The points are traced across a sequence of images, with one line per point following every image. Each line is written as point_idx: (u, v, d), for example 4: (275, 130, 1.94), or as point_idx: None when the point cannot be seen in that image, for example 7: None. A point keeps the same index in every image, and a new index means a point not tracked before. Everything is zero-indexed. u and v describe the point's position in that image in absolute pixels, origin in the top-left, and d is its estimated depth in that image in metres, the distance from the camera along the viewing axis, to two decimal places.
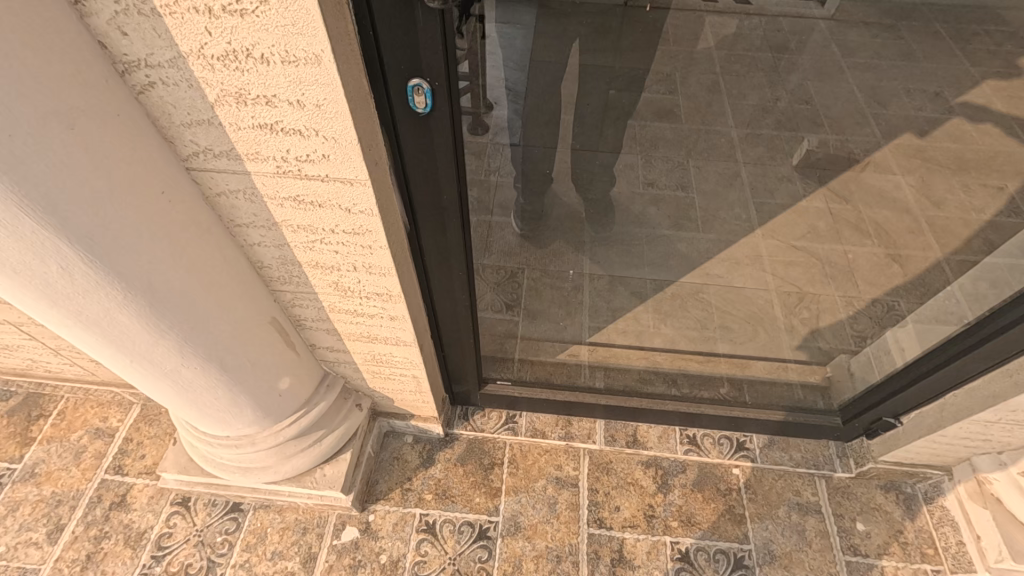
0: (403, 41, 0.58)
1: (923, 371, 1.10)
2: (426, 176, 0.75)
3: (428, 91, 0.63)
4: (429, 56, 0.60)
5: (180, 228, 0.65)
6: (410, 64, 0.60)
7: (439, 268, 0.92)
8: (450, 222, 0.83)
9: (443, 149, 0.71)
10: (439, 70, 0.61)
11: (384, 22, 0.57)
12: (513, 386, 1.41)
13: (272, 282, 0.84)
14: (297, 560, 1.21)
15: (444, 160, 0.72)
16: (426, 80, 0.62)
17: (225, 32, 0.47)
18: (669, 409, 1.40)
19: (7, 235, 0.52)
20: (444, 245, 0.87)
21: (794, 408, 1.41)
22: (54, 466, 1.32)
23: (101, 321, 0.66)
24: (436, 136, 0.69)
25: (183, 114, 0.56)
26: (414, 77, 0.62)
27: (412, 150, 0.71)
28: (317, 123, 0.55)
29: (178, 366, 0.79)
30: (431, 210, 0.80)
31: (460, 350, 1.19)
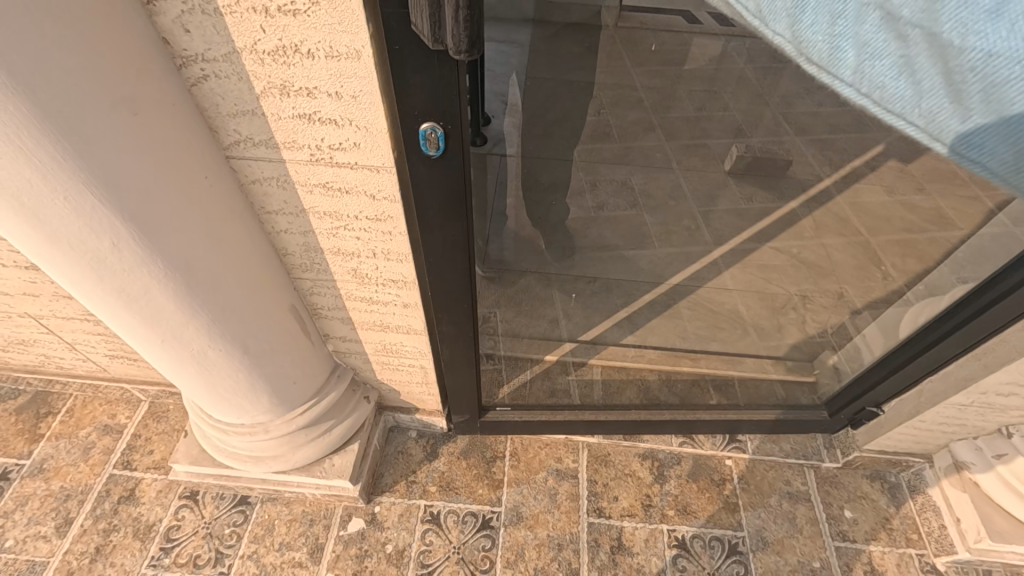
0: (419, 87, 0.57)
1: (897, 359, 1.17)
2: (436, 218, 0.75)
3: (442, 134, 0.62)
4: (445, 103, 0.59)
5: (218, 212, 0.71)
6: (425, 109, 0.60)
7: (445, 304, 0.93)
8: (458, 260, 0.83)
9: (453, 190, 0.71)
10: (453, 116, 0.61)
11: (405, 68, 0.56)
12: (512, 411, 1.38)
13: (294, 270, 0.89)
14: (304, 551, 1.23)
15: (454, 201, 0.72)
16: (439, 125, 0.61)
17: (278, 30, 0.53)
18: (666, 419, 1.39)
19: (69, 212, 0.57)
20: (450, 283, 0.87)
21: (787, 406, 1.45)
22: (62, 462, 1.34)
23: (141, 299, 0.71)
24: (446, 178, 0.69)
25: (229, 105, 0.62)
26: (426, 122, 0.61)
27: (421, 192, 0.70)
28: (351, 113, 0.61)
29: (204, 348, 0.83)
30: (440, 250, 0.81)
31: (461, 381, 1.17)
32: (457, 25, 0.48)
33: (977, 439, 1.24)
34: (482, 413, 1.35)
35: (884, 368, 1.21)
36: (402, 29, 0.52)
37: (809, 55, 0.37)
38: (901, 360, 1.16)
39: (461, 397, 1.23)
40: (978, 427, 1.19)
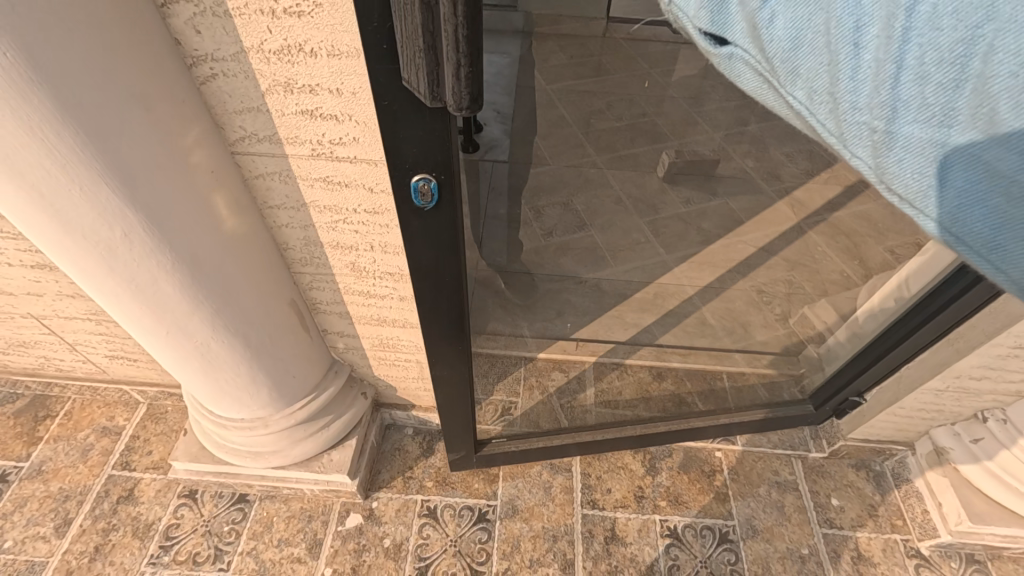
0: (412, 139, 0.59)
1: (875, 350, 1.22)
2: (428, 265, 0.77)
3: (434, 185, 0.64)
4: (439, 155, 0.61)
5: (222, 205, 0.74)
6: (420, 159, 0.62)
7: (436, 346, 0.94)
8: (449, 304, 0.85)
9: (445, 239, 0.73)
10: (445, 168, 0.63)
11: (402, 120, 0.57)
12: (509, 441, 1.35)
13: (294, 265, 0.93)
14: (303, 547, 1.25)
15: (445, 251, 0.74)
16: (432, 176, 0.63)
17: (284, 30, 0.58)
18: (660, 429, 1.39)
19: (84, 203, 0.61)
20: (442, 326, 0.89)
21: (774, 404, 1.48)
22: (61, 463, 1.35)
23: (148, 290, 0.74)
24: (437, 225, 0.71)
25: (236, 103, 0.66)
26: (418, 174, 0.63)
27: (412, 240, 0.72)
28: (351, 109, 0.65)
29: (207, 339, 0.86)
30: (432, 294, 0.82)
31: (456, 421, 1.17)
32: (459, 82, 0.46)
33: (955, 425, 1.29)
34: (478, 448, 1.32)
35: (863, 360, 1.26)
36: (389, 85, 0.54)
37: (892, 185, 0.34)
38: (878, 351, 1.21)
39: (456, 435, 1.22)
40: (955, 413, 1.24)
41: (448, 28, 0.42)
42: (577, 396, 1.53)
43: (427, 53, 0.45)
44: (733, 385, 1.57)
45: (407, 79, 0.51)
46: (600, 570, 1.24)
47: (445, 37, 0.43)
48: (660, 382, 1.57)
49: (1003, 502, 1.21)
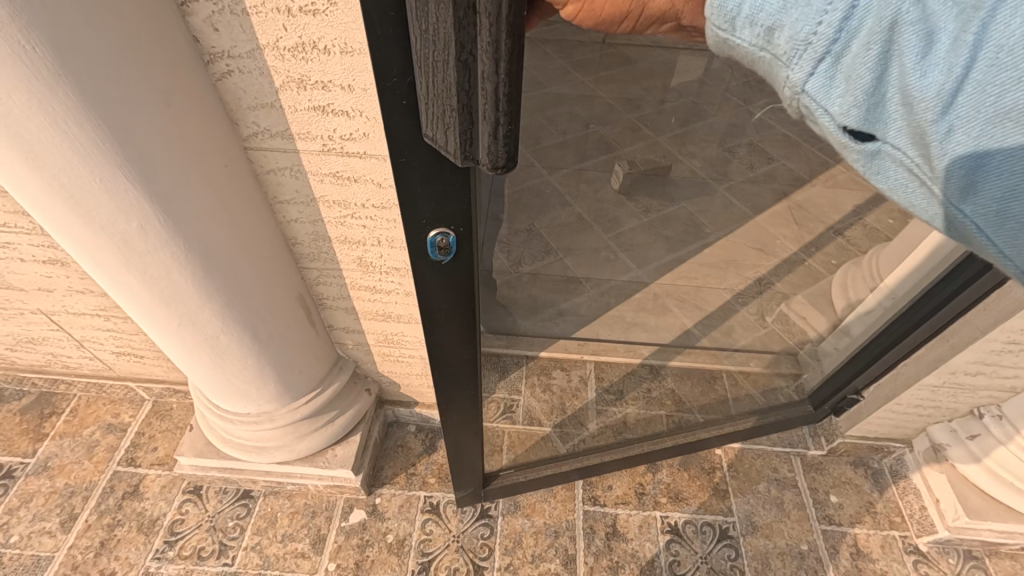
0: (426, 196, 0.56)
1: (873, 349, 1.24)
2: (443, 315, 0.74)
3: (453, 238, 0.61)
4: (456, 210, 0.58)
5: (235, 200, 0.76)
6: (436, 216, 0.59)
7: (451, 390, 0.92)
8: (464, 349, 0.82)
9: (462, 288, 0.70)
10: (462, 222, 0.60)
11: (418, 177, 0.54)
12: (517, 471, 1.31)
13: (302, 260, 0.94)
14: (307, 542, 1.26)
15: (462, 299, 0.72)
16: (451, 230, 0.60)
17: (299, 28, 0.60)
18: (667, 445, 1.38)
19: (103, 195, 0.63)
20: (457, 371, 0.87)
21: (758, 411, 1.47)
22: (66, 460, 1.36)
23: (161, 282, 0.76)
24: (453, 276, 0.68)
25: (250, 99, 0.68)
26: (435, 230, 0.60)
27: (429, 292, 0.70)
28: (362, 105, 0.67)
29: (217, 332, 0.88)
30: (448, 342, 0.80)
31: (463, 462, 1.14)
32: (497, 141, 0.43)
33: (952, 422, 1.30)
34: (486, 483, 1.27)
35: (861, 359, 1.28)
36: (412, 142, 0.50)
37: None
38: (877, 350, 1.23)
39: (465, 473, 1.18)
40: (952, 410, 1.26)
41: (488, 86, 0.40)
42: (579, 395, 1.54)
43: (462, 113, 0.43)
44: (732, 384, 1.59)
45: (432, 138, 0.48)
46: (602, 565, 1.25)
47: (484, 95, 0.40)
48: (660, 380, 1.58)
49: (1000, 498, 1.22)
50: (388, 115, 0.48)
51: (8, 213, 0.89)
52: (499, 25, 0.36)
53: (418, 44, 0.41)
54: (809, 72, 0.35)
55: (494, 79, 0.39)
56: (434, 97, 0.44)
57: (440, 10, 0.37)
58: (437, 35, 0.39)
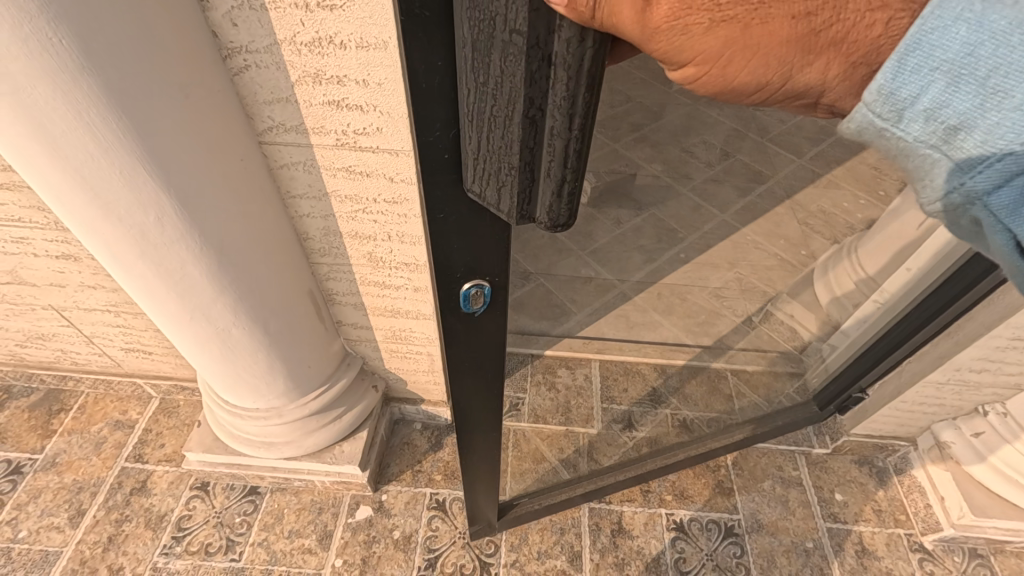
0: (464, 250, 0.55)
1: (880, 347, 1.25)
2: (471, 363, 0.73)
3: (487, 289, 0.61)
4: (491, 263, 0.58)
5: (250, 194, 0.77)
6: (471, 270, 0.58)
7: (474, 432, 0.90)
8: (490, 392, 0.82)
9: (491, 336, 0.70)
10: (497, 273, 0.59)
11: (456, 232, 0.54)
12: (530, 500, 1.29)
13: (313, 255, 0.95)
14: (314, 538, 1.26)
15: (489, 346, 0.72)
16: (487, 281, 0.60)
17: (316, 23, 0.61)
18: (681, 458, 1.37)
19: (123, 187, 0.64)
20: (482, 412, 0.86)
21: (757, 419, 1.46)
22: (75, 456, 1.37)
23: (176, 275, 0.77)
24: (482, 325, 0.67)
25: (267, 93, 0.69)
26: (470, 282, 0.59)
27: (459, 343, 0.69)
28: (376, 99, 0.69)
29: (229, 326, 0.89)
30: (473, 387, 0.79)
31: (480, 498, 1.12)
32: (558, 197, 0.44)
33: (956, 419, 1.30)
34: (501, 514, 1.25)
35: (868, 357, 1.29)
36: (451, 196, 0.50)
37: None
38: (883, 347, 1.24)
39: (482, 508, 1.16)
40: (956, 407, 1.26)
41: (557, 142, 0.40)
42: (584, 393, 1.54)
43: (523, 171, 0.42)
44: (737, 383, 1.59)
45: (479, 194, 0.47)
46: (607, 562, 1.25)
47: (551, 151, 0.40)
48: (665, 379, 1.58)
49: (1005, 495, 1.22)
50: (432, 171, 0.48)
51: (24, 208, 0.90)
52: (579, 77, 0.36)
53: (474, 100, 0.41)
54: (994, 185, 0.29)
55: (565, 133, 0.39)
56: (487, 155, 0.43)
57: (510, 65, 0.36)
58: (501, 91, 0.38)
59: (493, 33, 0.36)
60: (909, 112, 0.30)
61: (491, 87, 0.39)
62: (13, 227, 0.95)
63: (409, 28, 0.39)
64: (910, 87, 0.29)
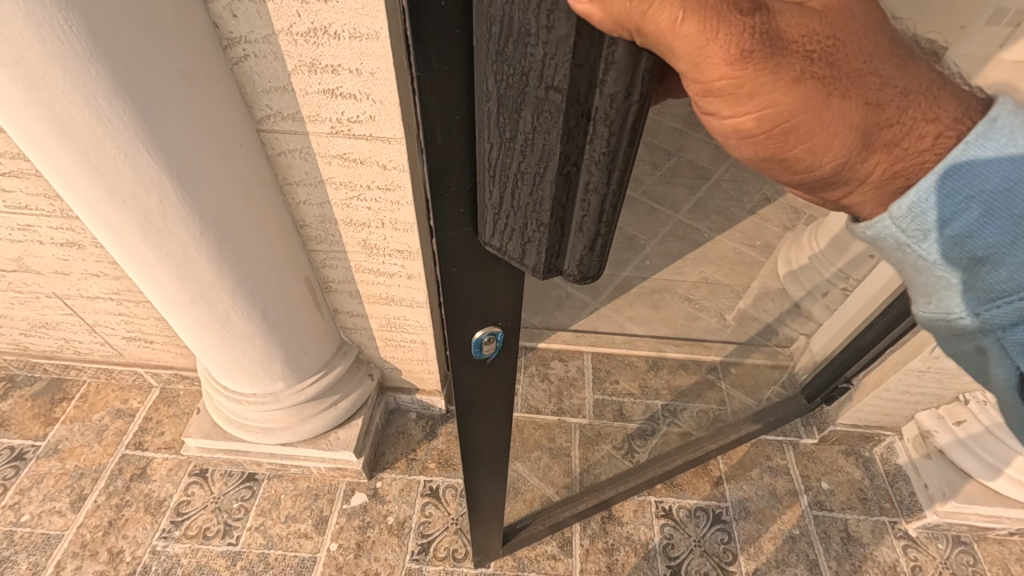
0: (476, 299, 0.57)
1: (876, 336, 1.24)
2: (482, 400, 0.75)
3: (499, 334, 0.64)
4: (501, 309, 0.61)
5: (249, 181, 0.80)
6: (484, 317, 0.60)
7: (486, 469, 0.92)
8: (501, 427, 0.84)
9: (499, 376, 0.73)
10: (508, 317, 0.63)
11: (468, 284, 0.55)
12: (535, 521, 1.27)
13: (309, 242, 0.99)
14: (309, 523, 1.29)
15: (497, 385, 0.74)
16: (499, 325, 0.63)
17: (311, 14, 0.64)
18: (678, 464, 1.37)
19: (129, 170, 0.67)
20: (492, 447, 0.88)
21: (755, 416, 1.49)
22: (77, 443, 1.40)
23: (178, 258, 0.80)
24: (491, 368, 0.70)
25: (265, 82, 0.73)
26: (483, 330, 0.62)
27: (470, 385, 0.71)
28: (369, 88, 0.72)
29: (228, 310, 0.92)
30: (485, 423, 0.81)
31: (487, 533, 1.13)
32: (591, 251, 0.44)
33: (939, 408, 1.32)
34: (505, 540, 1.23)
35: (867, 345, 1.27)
36: (463, 249, 0.51)
37: None
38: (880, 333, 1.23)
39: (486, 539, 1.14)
40: (937, 396, 1.28)
41: (593, 197, 0.40)
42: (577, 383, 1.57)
43: (553, 227, 0.43)
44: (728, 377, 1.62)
45: (500, 248, 0.48)
46: (597, 547, 1.28)
47: (584, 206, 0.41)
48: (656, 371, 1.61)
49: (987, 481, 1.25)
50: (447, 224, 0.48)
51: (31, 195, 0.94)
52: (621, 132, 0.36)
53: (497, 153, 0.41)
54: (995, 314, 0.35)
55: (602, 187, 0.39)
56: (515, 210, 0.43)
57: (546, 122, 0.36)
58: (534, 145, 0.38)
59: (524, 90, 0.36)
60: (933, 235, 0.36)
61: (519, 144, 0.39)
62: (20, 214, 0.98)
63: (428, 89, 0.39)
64: (944, 212, 0.35)
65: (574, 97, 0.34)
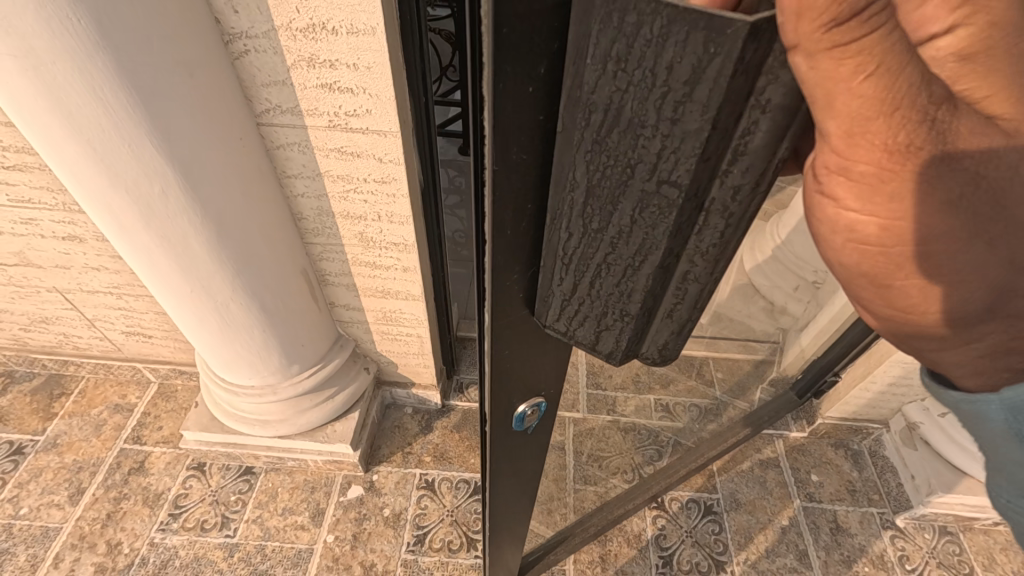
0: (524, 376, 0.53)
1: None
2: (514, 470, 0.70)
3: (542, 405, 0.60)
4: (546, 383, 0.56)
5: (248, 173, 0.83)
6: (530, 392, 0.56)
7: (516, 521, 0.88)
8: (530, 485, 0.80)
9: (534, 441, 0.68)
10: (551, 388, 0.58)
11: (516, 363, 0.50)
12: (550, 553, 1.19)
13: (307, 235, 1.01)
14: (306, 515, 1.30)
15: (528, 452, 0.69)
16: (543, 399, 0.59)
17: (310, 10, 0.67)
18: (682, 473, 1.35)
19: (133, 161, 0.70)
20: (522, 506, 0.83)
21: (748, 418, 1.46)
22: (75, 437, 1.41)
23: (179, 247, 0.82)
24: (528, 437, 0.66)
25: (264, 77, 0.75)
26: (527, 406, 0.57)
27: (504, 459, 0.66)
28: (365, 82, 0.75)
29: (228, 300, 0.94)
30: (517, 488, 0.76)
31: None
32: (675, 335, 0.42)
33: (925, 400, 1.35)
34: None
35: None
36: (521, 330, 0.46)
37: None
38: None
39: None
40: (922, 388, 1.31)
41: (689, 285, 0.38)
42: None
43: (641, 315, 0.39)
44: None
45: (565, 332, 0.43)
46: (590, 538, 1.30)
47: (676, 295, 0.38)
48: None
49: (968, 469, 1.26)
50: (507, 308, 0.43)
51: (34, 188, 0.96)
52: (736, 223, 0.34)
53: (581, 245, 0.36)
54: None
55: (703, 274, 0.37)
56: (593, 299, 0.39)
57: (656, 218, 0.33)
58: (635, 241, 0.34)
59: (626, 183, 0.32)
60: None
61: (609, 236, 0.35)
62: (22, 208, 1.00)
63: (506, 186, 0.34)
64: None
65: (688, 192, 0.31)
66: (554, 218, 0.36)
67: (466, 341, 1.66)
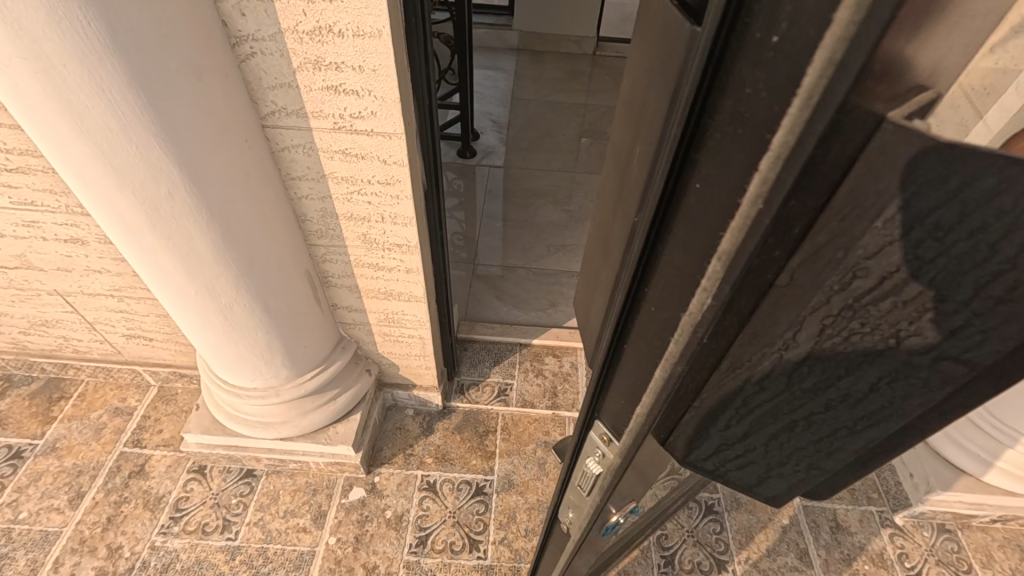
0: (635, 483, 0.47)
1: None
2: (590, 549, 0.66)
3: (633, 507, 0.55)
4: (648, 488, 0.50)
5: (253, 175, 0.83)
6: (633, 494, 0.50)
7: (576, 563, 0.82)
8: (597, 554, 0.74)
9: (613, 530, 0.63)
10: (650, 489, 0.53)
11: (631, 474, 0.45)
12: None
13: (310, 237, 1.01)
14: (308, 517, 1.30)
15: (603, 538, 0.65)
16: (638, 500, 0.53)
17: (317, 14, 0.68)
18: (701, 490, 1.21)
19: (140, 163, 0.70)
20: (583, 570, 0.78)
21: None
22: (75, 441, 1.40)
23: (184, 248, 0.83)
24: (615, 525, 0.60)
25: (270, 79, 0.76)
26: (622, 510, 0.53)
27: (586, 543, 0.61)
28: (371, 84, 0.75)
29: (232, 302, 0.95)
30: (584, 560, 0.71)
31: None
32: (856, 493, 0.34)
33: None
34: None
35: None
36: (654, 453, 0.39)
37: None
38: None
39: None
40: None
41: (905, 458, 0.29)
42: (572, 379, 1.60)
43: (830, 478, 0.32)
44: None
45: (716, 475, 0.36)
46: None
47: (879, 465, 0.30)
48: None
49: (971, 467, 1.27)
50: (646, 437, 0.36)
51: (37, 190, 0.96)
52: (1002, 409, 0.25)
53: (780, 404, 0.28)
54: None
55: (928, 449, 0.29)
56: (771, 454, 0.32)
57: (903, 398, 0.25)
58: (860, 415, 0.26)
59: (874, 358, 0.24)
60: None
61: (825, 401, 0.27)
62: (25, 210, 1.00)
63: (695, 339, 0.27)
64: None
65: (981, 378, 0.22)
66: (739, 369, 0.28)
67: (466, 343, 1.67)
